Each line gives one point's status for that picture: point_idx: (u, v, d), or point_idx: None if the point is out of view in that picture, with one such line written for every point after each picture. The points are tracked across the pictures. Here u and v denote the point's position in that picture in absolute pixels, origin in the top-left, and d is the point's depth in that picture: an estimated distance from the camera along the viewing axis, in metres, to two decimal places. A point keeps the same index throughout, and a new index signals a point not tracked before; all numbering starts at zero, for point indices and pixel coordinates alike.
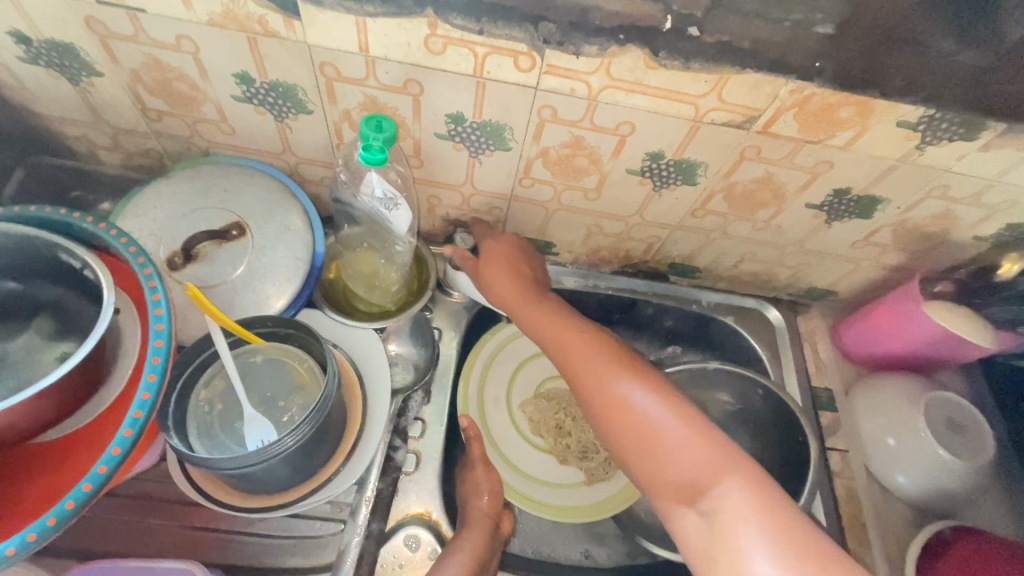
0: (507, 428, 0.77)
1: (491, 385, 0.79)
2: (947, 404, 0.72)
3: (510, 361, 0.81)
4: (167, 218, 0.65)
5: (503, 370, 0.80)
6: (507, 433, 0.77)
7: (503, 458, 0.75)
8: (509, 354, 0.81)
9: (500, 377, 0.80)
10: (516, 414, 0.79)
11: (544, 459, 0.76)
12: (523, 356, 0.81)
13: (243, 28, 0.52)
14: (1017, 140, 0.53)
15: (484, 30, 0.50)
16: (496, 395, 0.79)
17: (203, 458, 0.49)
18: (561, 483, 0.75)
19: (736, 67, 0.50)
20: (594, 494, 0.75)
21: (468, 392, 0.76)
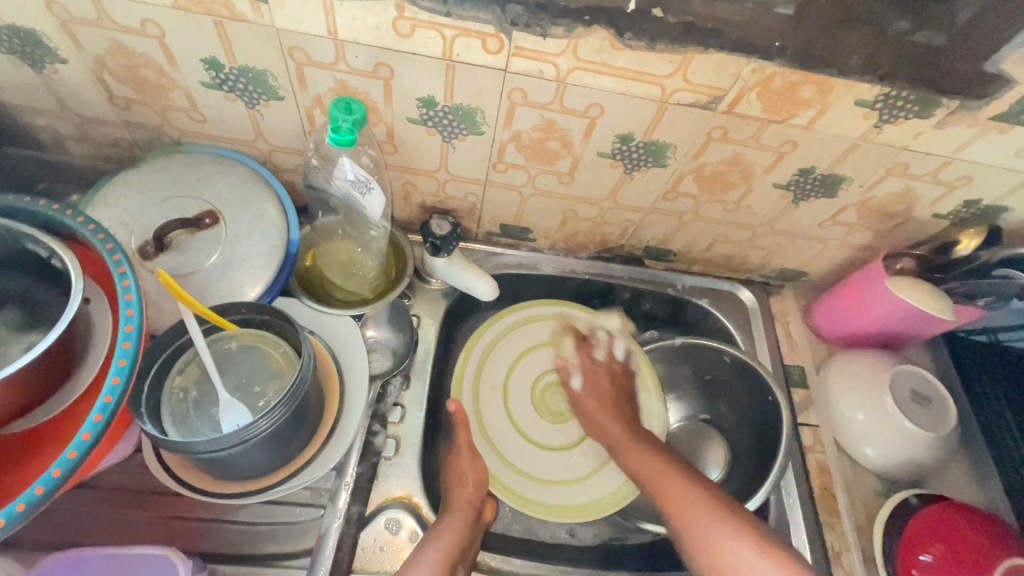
0: (502, 422, 0.78)
1: (486, 373, 0.80)
2: (912, 377, 0.75)
3: (510, 351, 0.82)
4: (137, 207, 0.64)
5: (502, 359, 0.81)
6: (503, 427, 0.77)
7: (497, 452, 0.76)
8: (508, 344, 0.82)
9: (497, 366, 0.81)
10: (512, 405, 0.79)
11: (532, 450, 0.77)
12: (524, 347, 0.82)
13: (209, 12, 0.52)
14: (970, 117, 0.55)
15: (451, 11, 0.50)
16: (491, 384, 0.80)
17: (176, 442, 0.48)
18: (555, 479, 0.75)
19: (700, 47, 0.51)
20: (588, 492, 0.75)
21: (461, 383, 0.78)
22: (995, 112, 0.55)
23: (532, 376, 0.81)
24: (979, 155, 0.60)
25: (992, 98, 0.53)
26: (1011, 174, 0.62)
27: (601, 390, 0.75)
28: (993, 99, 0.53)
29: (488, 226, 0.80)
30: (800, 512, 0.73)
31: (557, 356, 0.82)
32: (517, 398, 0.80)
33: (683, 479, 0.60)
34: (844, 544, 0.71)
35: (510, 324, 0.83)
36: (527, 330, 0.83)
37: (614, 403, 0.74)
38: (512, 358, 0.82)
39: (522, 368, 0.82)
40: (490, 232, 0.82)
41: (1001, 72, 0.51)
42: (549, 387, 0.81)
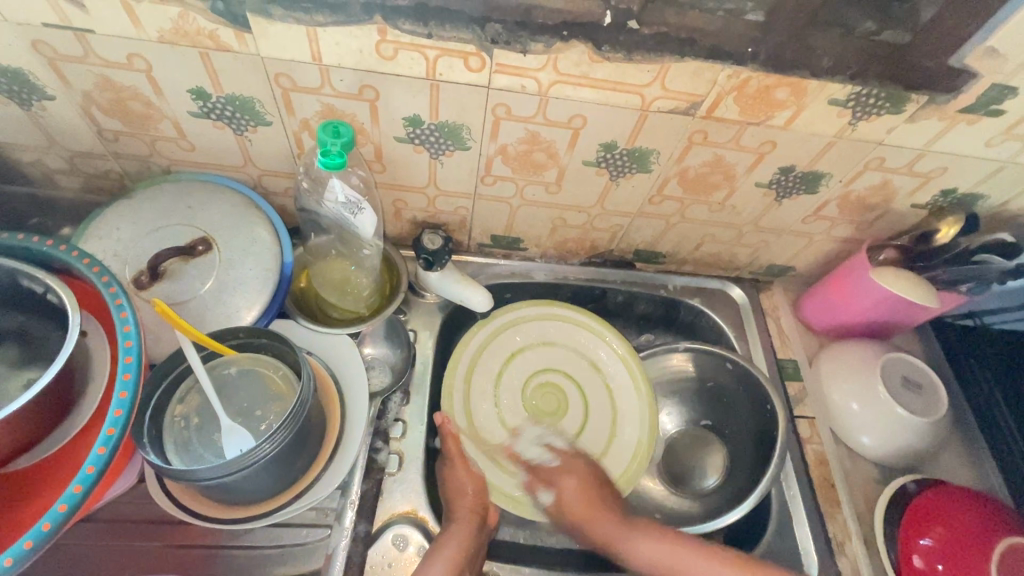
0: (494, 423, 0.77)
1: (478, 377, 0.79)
2: (903, 364, 0.77)
3: (500, 356, 0.81)
4: (130, 238, 0.65)
5: (490, 364, 0.80)
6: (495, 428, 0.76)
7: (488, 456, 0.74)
8: (495, 350, 0.81)
9: (489, 370, 0.79)
10: (504, 410, 0.78)
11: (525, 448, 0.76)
12: (514, 350, 0.81)
13: (194, 44, 0.53)
14: (939, 111, 0.57)
15: (432, 33, 0.51)
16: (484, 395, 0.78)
17: (180, 471, 0.49)
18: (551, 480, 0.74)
19: (675, 56, 0.53)
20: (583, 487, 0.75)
21: (451, 393, 0.76)
22: (962, 105, 0.56)
23: (523, 380, 0.80)
24: (952, 146, 0.61)
25: (959, 91, 0.55)
26: (984, 163, 0.64)
27: (578, 471, 0.71)
28: (960, 93, 0.55)
29: (480, 237, 0.82)
30: (802, 503, 0.73)
31: (545, 356, 0.82)
32: (507, 400, 0.78)
33: (677, 548, 0.63)
34: (846, 533, 0.72)
35: (491, 331, 0.81)
36: (505, 334, 0.82)
37: (596, 483, 0.70)
38: (502, 362, 0.81)
39: (511, 372, 0.80)
40: (481, 243, 0.83)
41: (966, 66, 0.53)
42: (543, 387, 0.80)
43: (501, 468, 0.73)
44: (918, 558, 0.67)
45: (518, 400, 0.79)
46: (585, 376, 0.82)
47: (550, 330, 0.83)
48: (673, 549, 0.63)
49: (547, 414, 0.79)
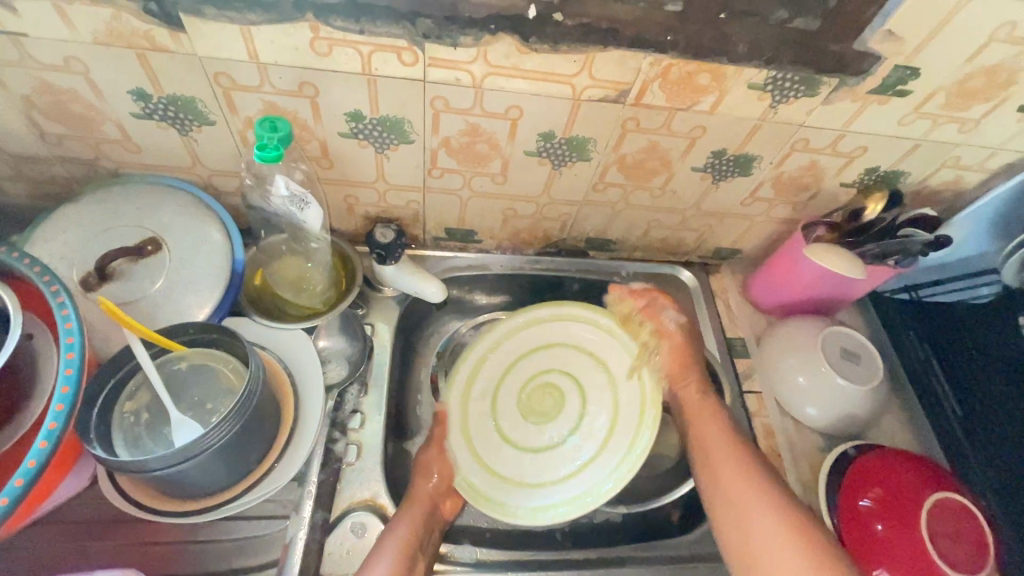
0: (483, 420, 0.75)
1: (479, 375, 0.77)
2: (843, 337, 0.80)
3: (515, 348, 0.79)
4: (76, 241, 0.65)
5: (496, 366, 0.78)
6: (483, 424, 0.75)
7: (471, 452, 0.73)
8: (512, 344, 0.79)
9: (501, 362, 0.78)
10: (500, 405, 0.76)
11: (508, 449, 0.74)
12: (551, 340, 0.79)
13: (130, 45, 0.54)
14: (851, 92, 0.61)
15: (365, 29, 0.53)
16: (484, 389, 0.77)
17: (126, 462, 0.50)
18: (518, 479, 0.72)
19: (599, 47, 0.56)
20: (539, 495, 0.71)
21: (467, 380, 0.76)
22: (871, 86, 0.60)
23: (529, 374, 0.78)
24: (868, 125, 0.65)
25: (867, 74, 0.59)
26: (899, 142, 0.68)
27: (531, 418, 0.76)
28: (868, 75, 0.59)
29: (434, 231, 0.83)
30: None
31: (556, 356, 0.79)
32: (506, 398, 0.77)
33: (734, 451, 0.69)
34: None
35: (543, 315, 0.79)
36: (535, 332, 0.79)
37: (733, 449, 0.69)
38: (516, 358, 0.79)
39: (521, 368, 0.78)
40: (436, 237, 0.85)
41: (869, 49, 0.57)
42: (542, 388, 0.77)
43: (473, 453, 0.73)
44: (856, 516, 0.70)
45: (515, 392, 0.77)
46: (594, 376, 0.77)
47: (562, 332, 0.79)
48: (801, 548, 0.59)
49: (539, 415, 0.76)
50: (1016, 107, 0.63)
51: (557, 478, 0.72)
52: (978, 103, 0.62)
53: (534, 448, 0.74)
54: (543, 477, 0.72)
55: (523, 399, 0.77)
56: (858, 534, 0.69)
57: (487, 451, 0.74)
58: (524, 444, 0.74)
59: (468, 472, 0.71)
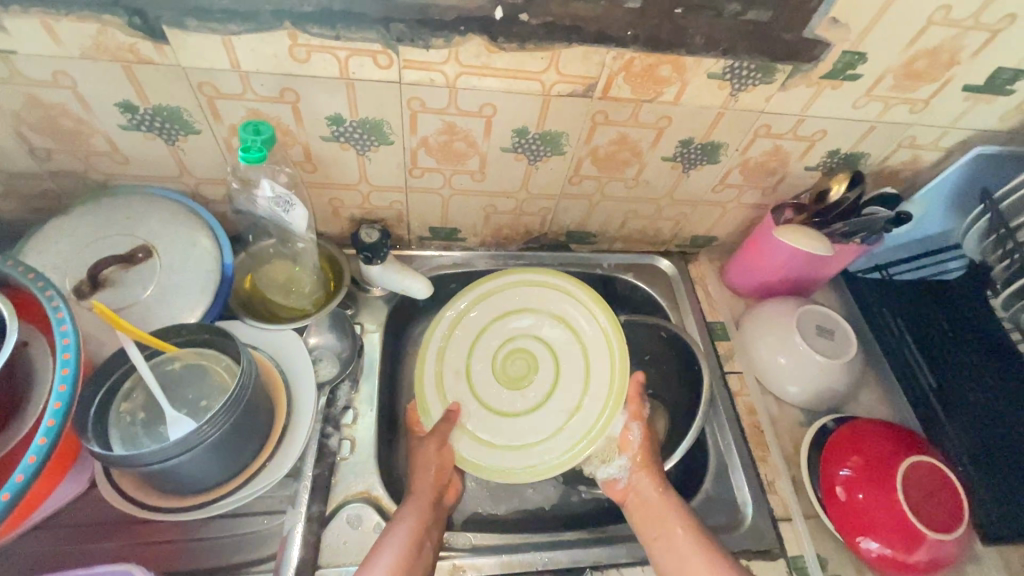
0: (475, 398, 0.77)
1: (450, 359, 0.79)
2: (818, 315, 0.83)
3: (489, 312, 0.82)
4: (68, 251, 0.67)
5: (461, 344, 0.80)
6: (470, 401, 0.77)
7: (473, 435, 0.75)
8: (485, 307, 0.82)
9: (467, 333, 0.81)
10: (474, 375, 0.79)
11: (494, 418, 0.76)
12: (503, 312, 0.82)
13: (116, 58, 0.56)
14: (806, 78, 0.65)
15: (340, 34, 0.56)
16: (456, 367, 0.79)
17: (124, 457, 0.51)
18: (515, 445, 0.74)
19: (564, 43, 0.59)
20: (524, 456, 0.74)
21: (423, 364, 0.78)
22: (823, 72, 0.64)
23: (498, 344, 0.80)
24: (826, 109, 0.69)
25: (819, 59, 0.62)
26: (857, 124, 0.72)
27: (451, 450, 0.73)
28: (820, 60, 0.63)
29: (418, 231, 0.86)
30: (735, 451, 0.79)
31: (507, 325, 0.81)
32: (481, 369, 0.79)
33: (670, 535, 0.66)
34: (775, 473, 0.78)
35: (502, 285, 0.82)
36: (519, 292, 0.82)
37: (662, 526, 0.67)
38: (491, 321, 0.81)
39: (487, 339, 0.81)
40: (421, 236, 0.87)
41: (819, 36, 0.60)
42: (513, 353, 0.80)
43: (473, 435, 0.75)
44: (839, 487, 0.72)
45: (488, 360, 0.79)
46: (559, 335, 0.80)
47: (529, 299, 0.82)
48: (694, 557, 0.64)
49: (517, 381, 0.78)
50: (962, 87, 0.67)
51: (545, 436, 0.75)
52: (926, 83, 0.66)
53: (512, 414, 0.76)
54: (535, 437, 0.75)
55: (499, 363, 0.80)
56: (843, 505, 0.71)
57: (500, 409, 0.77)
58: (512, 411, 0.77)
59: (491, 450, 0.74)
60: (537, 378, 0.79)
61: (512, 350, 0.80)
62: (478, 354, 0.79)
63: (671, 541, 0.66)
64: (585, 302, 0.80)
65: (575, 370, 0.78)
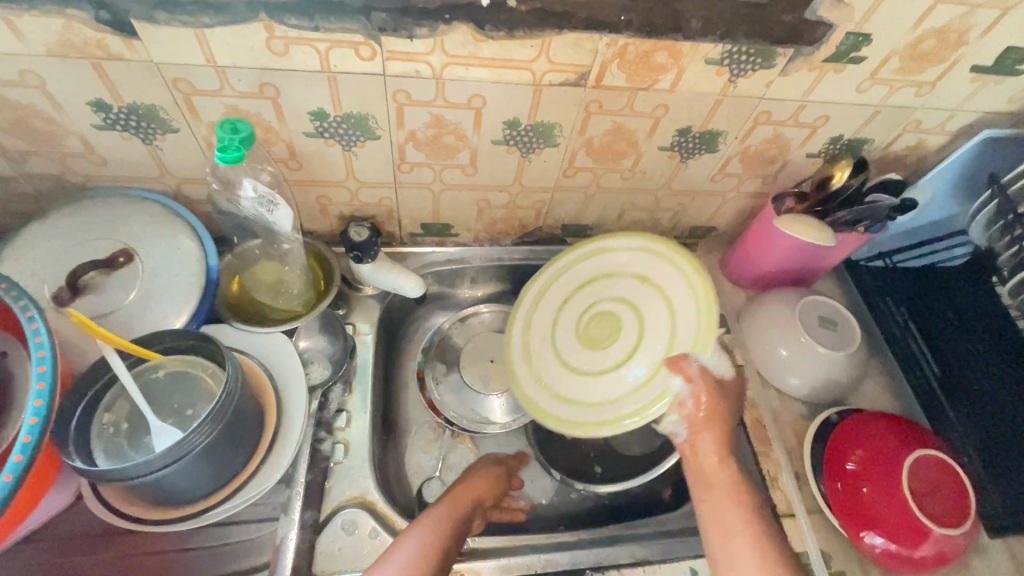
0: (553, 365, 0.79)
1: (535, 327, 0.82)
2: (820, 305, 0.81)
3: (580, 274, 0.81)
4: (46, 257, 0.64)
5: (548, 311, 0.81)
6: (555, 367, 0.78)
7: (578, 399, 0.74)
8: (551, 292, 0.82)
9: (548, 312, 0.81)
10: (558, 341, 0.80)
11: (568, 377, 0.77)
12: (596, 274, 0.80)
13: (85, 54, 0.54)
14: (807, 62, 0.62)
15: (319, 26, 0.53)
16: (543, 333, 0.81)
17: (106, 472, 0.50)
18: (588, 402, 0.74)
19: (554, 30, 0.56)
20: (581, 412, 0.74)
21: (512, 342, 0.82)
22: (825, 55, 0.61)
23: (584, 308, 0.80)
24: (828, 94, 0.66)
25: (822, 42, 0.60)
26: (860, 109, 0.69)
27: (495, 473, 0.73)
28: (822, 43, 0.60)
29: (410, 227, 0.83)
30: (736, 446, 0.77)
31: (597, 288, 0.80)
32: (565, 337, 0.80)
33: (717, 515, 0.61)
34: (778, 468, 0.76)
35: (582, 255, 0.81)
36: (594, 260, 0.81)
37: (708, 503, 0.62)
38: (579, 287, 0.81)
39: (578, 300, 0.81)
40: (413, 233, 0.85)
41: (821, 17, 0.58)
42: (597, 316, 0.78)
43: (562, 398, 0.76)
44: (842, 482, 0.71)
45: (573, 322, 0.80)
46: (632, 287, 0.77)
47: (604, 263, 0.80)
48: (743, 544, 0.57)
49: (601, 342, 0.77)
50: (970, 69, 0.64)
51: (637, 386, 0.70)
52: (932, 65, 0.63)
53: (597, 372, 0.75)
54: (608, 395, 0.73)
55: (586, 323, 0.79)
56: (847, 499, 0.70)
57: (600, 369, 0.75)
58: (594, 370, 0.75)
59: (554, 412, 0.75)
60: (624, 336, 0.75)
61: (597, 312, 0.78)
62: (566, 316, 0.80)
63: (717, 514, 0.61)
64: (663, 256, 0.75)
65: (660, 325, 0.73)
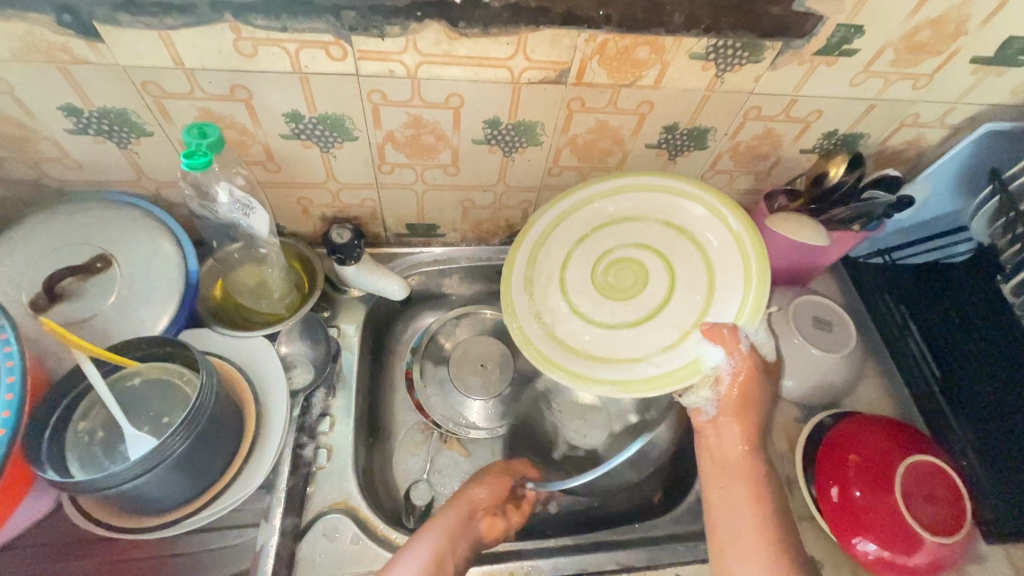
0: (563, 311, 0.72)
1: (541, 266, 0.74)
2: (814, 305, 0.79)
3: (591, 219, 0.75)
4: (23, 263, 0.64)
5: (554, 254, 0.75)
6: (562, 316, 0.72)
7: (595, 358, 0.70)
8: (563, 230, 0.75)
9: (557, 251, 0.75)
10: (569, 284, 0.74)
11: (579, 324, 0.72)
12: (609, 220, 0.74)
13: (50, 59, 0.53)
14: (797, 55, 0.59)
15: (287, 26, 0.52)
16: (549, 275, 0.74)
17: (76, 483, 0.49)
18: (606, 358, 0.70)
19: (530, 26, 0.54)
20: (614, 371, 0.69)
21: (511, 276, 0.73)
22: (816, 48, 0.59)
23: (599, 254, 0.74)
24: (820, 88, 0.64)
25: (811, 34, 0.57)
26: (855, 103, 0.67)
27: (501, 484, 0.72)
28: (812, 36, 0.57)
29: (395, 228, 0.82)
30: None
31: (614, 232, 0.74)
32: (578, 282, 0.74)
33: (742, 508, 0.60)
34: None
35: (593, 196, 0.74)
36: (617, 200, 0.74)
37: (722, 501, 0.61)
38: (594, 228, 0.75)
39: (592, 243, 0.75)
40: (398, 234, 0.84)
41: (810, 9, 0.55)
42: (618, 263, 0.74)
43: (573, 352, 0.70)
44: (835, 486, 0.69)
45: (588, 266, 0.74)
46: (667, 237, 0.73)
47: (632, 203, 0.74)
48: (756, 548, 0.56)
49: (621, 291, 0.73)
50: (969, 60, 0.61)
51: (661, 350, 0.69)
52: (929, 57, 0.61)
53: (615, 326, 0.71)
54: (635, 355, 0.70)
55: (606, 271, 0.74)
56: (839, 504, 0.68)
57: (616, 318, 0.72)
58: (611, 321, 0.72)
59: (569, 364, 0.69)
60: (648, 289, 0.72)
61: (620, 259, 0.74)
62: (577, 264, 0.74)
63: (732, 509, 0.60)
64: (711, 210, 0.71)
65: (696, 285, 0.71)
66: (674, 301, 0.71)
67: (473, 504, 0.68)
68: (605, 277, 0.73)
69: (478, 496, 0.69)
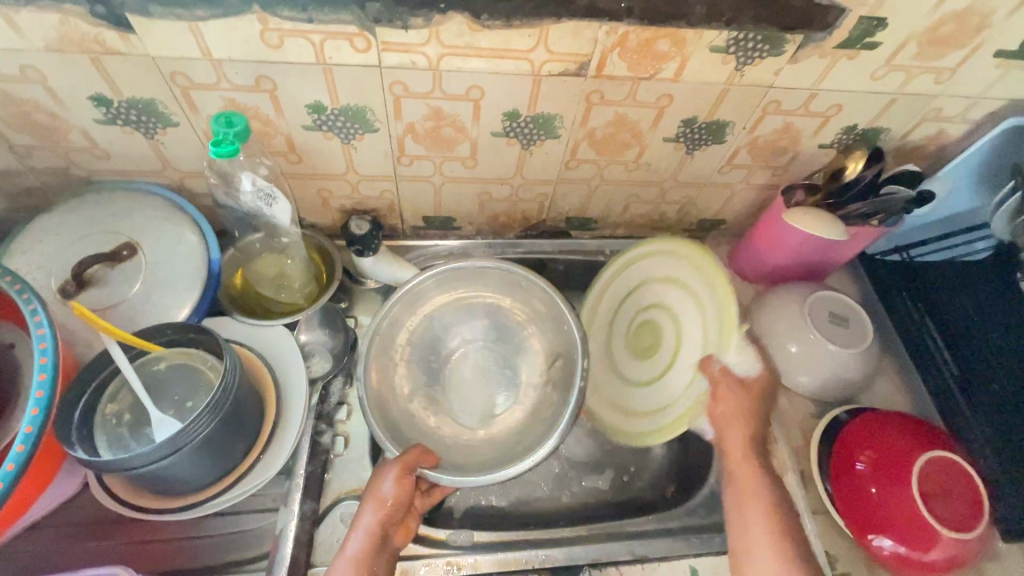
0: (606, 372, 0.84)
1: (597, 328, 0.86)
2: (832, 300, 0.79)
3: (624, 285, 0.84)
4: (53, 250, 0.66)
5: (608, 319, 0.86)
6: (608, 376, 0.84)
7: (619, 414, 0.79)
8: (621, 277, 0.84)
9: (609, 312, 0.85)
10: (615, 348, 0.84)
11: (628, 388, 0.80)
12: (642, 284, 0.82)
13: (83, 49, 0.54)
14: (818, 48, 0.59)
15: (313, 18, 0.53)
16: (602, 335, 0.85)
17: (105, 463, 0.50)
18: (630, 412, 0.78)
19: (552, 19, 0.54)
20: (630, 420, 0.78)
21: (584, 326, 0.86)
22: (838, 41, 0.59)
23: (632, 317, 0.83)
24: (841, 81, 0.64)
25: (833, 27, 0.57)
26: (875, 98, 0.66)
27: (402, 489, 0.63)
28: (834, 29, 0.57)
29: (412, 220, 0.83)
30: None
31: (657, 293, 0.79)
32: (622, 343, 0.83)
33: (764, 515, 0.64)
34: (784, 467, 0.75)
35: (634, 259, 0.82)
36: (649, 265, 0.81)
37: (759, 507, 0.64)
38: (635, 285, 0.82)
39: (629, 306, 0.83)
40: (415, 226, 0.84)
41: (832, 2, 0.55)
42: (645, 325, 0.81)
43: (609, 405, 0.81)
44: (852, 482, 0.69)
45: (624, 330, 0.83)
46: (680, 292, 0.76)
47: (669, 271, 0.78)
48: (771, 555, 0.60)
49: (647, 353, 0.80)
50: (993, 54, 0.61)
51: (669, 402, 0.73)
52: (952, 50, 0.60)
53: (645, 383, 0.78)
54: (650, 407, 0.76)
55: (631, 336, 0.82)
56: (856, 500, 0.68)
57: (636, 373, 0.80)
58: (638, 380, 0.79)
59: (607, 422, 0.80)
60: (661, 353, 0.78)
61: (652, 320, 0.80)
62: (619, 328, 0.84)
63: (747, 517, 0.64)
64: (689, 260, 0.75)
65: (692, 338, 0.73)
66: (678, 357, 0.75)
67: (384, 521, 0.62)
68: (635, 338, 0.81)
69: (383, 509, 0.62)
